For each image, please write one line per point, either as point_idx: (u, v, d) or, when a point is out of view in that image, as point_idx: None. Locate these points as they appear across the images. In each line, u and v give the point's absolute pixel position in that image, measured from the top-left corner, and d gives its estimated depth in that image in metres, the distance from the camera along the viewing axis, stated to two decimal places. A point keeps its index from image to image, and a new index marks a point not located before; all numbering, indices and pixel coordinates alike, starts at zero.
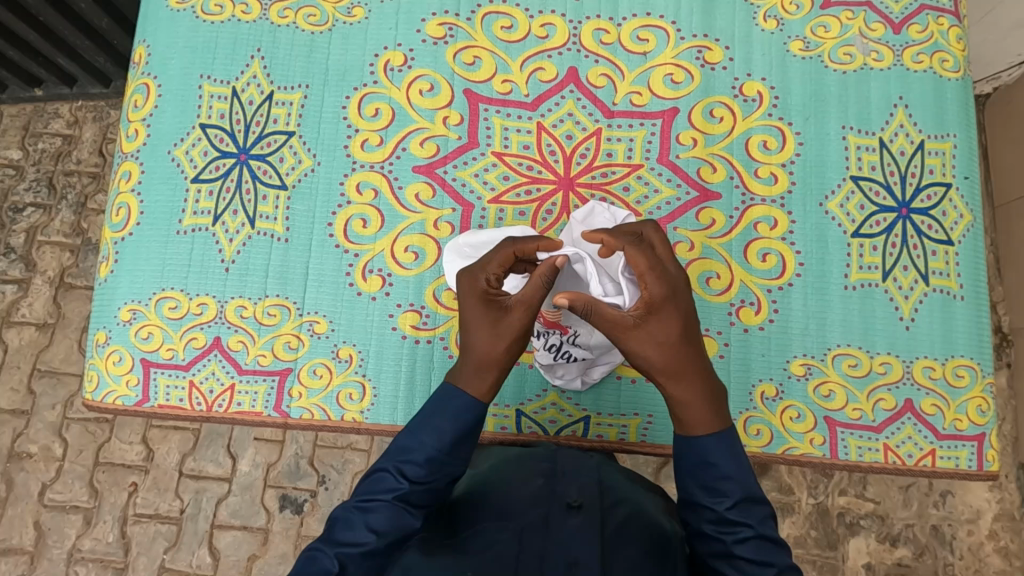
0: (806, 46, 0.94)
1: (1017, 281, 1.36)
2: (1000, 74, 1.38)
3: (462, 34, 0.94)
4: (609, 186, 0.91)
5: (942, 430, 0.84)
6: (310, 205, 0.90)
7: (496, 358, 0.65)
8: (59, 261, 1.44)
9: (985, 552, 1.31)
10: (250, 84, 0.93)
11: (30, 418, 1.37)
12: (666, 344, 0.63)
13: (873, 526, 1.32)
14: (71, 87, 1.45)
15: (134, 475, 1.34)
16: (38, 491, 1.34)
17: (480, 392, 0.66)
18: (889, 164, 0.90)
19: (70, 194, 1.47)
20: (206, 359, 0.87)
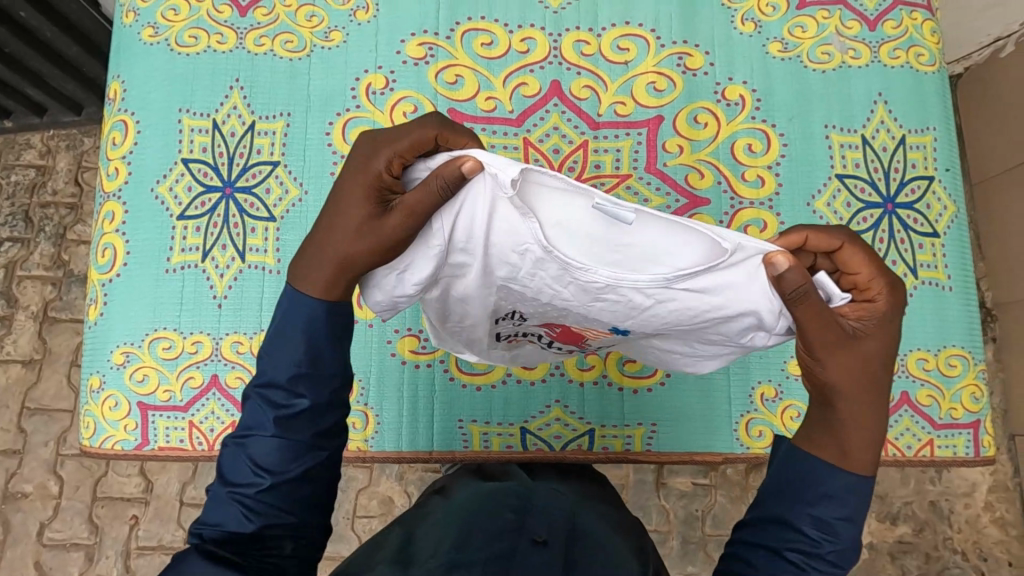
0: (784, 47, 0.94)
1: (999, 256, 1.39)
2: (972, 54, 1.39)
3: (443, 52, 0.93)
4: None
5: (938, 419, 0.85)
6: (300, 235, 0.89)
7: (354, 258, 0.52)
8: (42, 294, 1.41)
9: (982, 523, 1.34)
10: (231, 115, 0.91)
11: (23, 457, 1.35)
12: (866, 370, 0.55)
13: (874, 505, 1.34)
14: (41, 116, 1.41)
15: (135, 508, 1.32)
16: (37, 530, 1.32)
17: (319, 288, 0.53)
18: (873, 161, 0.91)
19: (49, 226, 1.44)
20: (204, 398, 0.85)
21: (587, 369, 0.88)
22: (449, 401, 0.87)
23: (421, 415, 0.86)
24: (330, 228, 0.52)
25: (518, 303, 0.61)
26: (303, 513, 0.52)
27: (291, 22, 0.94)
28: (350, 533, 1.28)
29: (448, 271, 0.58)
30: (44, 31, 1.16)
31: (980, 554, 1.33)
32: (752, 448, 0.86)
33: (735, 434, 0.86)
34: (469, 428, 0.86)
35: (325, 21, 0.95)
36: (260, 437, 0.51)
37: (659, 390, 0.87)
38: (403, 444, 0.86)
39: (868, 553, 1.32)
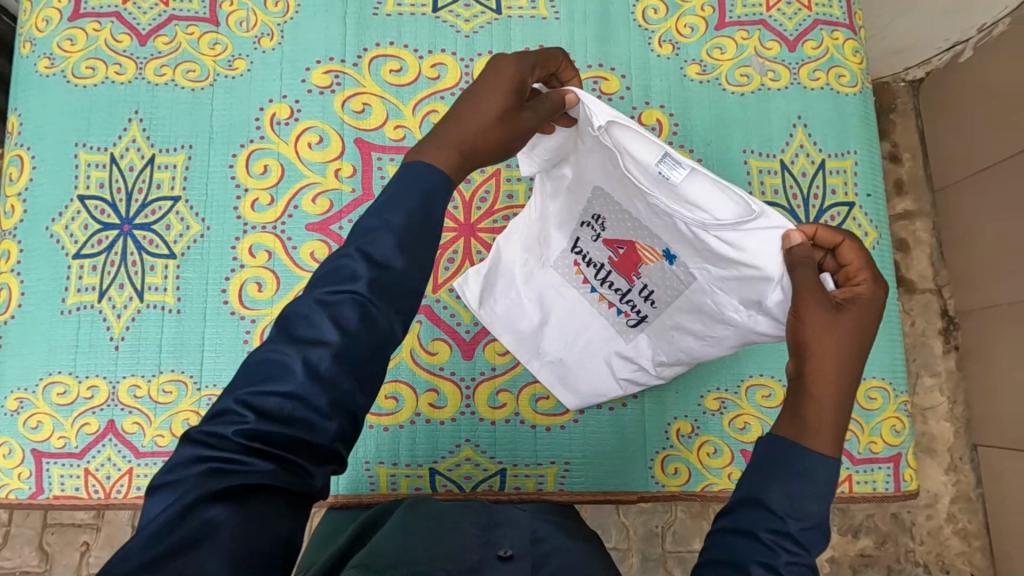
0: (702, 69, 0.92)
1: (961, 265, 1.36)
2: (931, 59, 1.36)
3: (350, 80, 0.90)
4: None
5: (857, 455, 0.83)
6: (201, 272, 0.87)
7: (475, 143, 0.54)
8: None
9: (944, 535, 1.32)
10: (129, 149, 0.88)
11: None
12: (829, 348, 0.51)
13: (835, 519, 1.32)
14: None
15: (86, 534, 1.30)
16: None
17: (448, 166, 0.52)
18: (792, 187, 0.88)
19: None
20: (100, 444, 0.83)
21: (499, 408, 0.85)
22: (355, 444, 0.84)
23: None
24: (458, 119, 0.54)
25: (607, 205, 0.69)
26: (287, 481, 0.42)
27: (193, 50, 0.91)
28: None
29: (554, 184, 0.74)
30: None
31: (943, 566, 1.31)
32: (668, 486, 0.84)
33: (650, 472, 0.84)
34: (375, 471, 0.84)
35: (229, 48, 0.91)
36: (275, 381, 0.43)
37: (572, 428, 0.85)
38: None
39: (830, 567, 1.30)
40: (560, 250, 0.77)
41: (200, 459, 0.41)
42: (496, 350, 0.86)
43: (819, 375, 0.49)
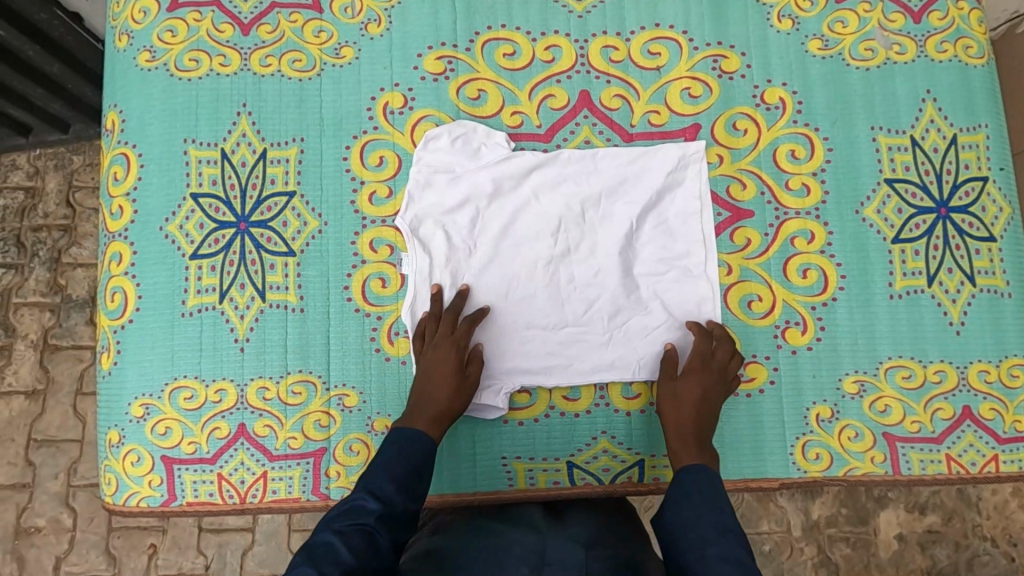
0: (824, 45, 0.89)
1: None
2: None
3: (463, 66, 0.87)
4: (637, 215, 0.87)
5: (1003, 434, 0.81)
6: (322, 269, 0.84)
7: (444, 409, 0.76)
8: (40, 322, 1.32)
9: (1011, 509, 1.30)
10: (240, 144, 0.85)
11: (33, 491, 1.28)
12: (693, 402, 0.77)
13: (901, 496, 1.31)
14: (65, 132, 1.31)
15: (153, 537, 1.28)
16: (53, 565, 1.26)
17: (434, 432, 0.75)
18: (924, 163, 0.86)
19: (42, 250, 1.34)
20: (232, 448, 0.80)
21: (634, 398, 0.84)
22: (491, 439, 0.83)
23: (463, 459, 0.82)
24: (426, 397, 0.77)
25: (573, 228, 0.86)
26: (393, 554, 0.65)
27: (297, 39, 0.88)
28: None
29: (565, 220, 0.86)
30: (25, 49, 1.05)
31: (1010, 540, 1.30)
32: (809, 472, 0.83)
33: (791, 458, 0.83)
34: (513, 466, 0.82)
35: (334, 36, 0.88)
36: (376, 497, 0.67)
37: None
38: (445, 486, 0.82)
39: (897, 544, 1.29)
40: (598, 222, 0.87)
41: (330, 538, 0.62)
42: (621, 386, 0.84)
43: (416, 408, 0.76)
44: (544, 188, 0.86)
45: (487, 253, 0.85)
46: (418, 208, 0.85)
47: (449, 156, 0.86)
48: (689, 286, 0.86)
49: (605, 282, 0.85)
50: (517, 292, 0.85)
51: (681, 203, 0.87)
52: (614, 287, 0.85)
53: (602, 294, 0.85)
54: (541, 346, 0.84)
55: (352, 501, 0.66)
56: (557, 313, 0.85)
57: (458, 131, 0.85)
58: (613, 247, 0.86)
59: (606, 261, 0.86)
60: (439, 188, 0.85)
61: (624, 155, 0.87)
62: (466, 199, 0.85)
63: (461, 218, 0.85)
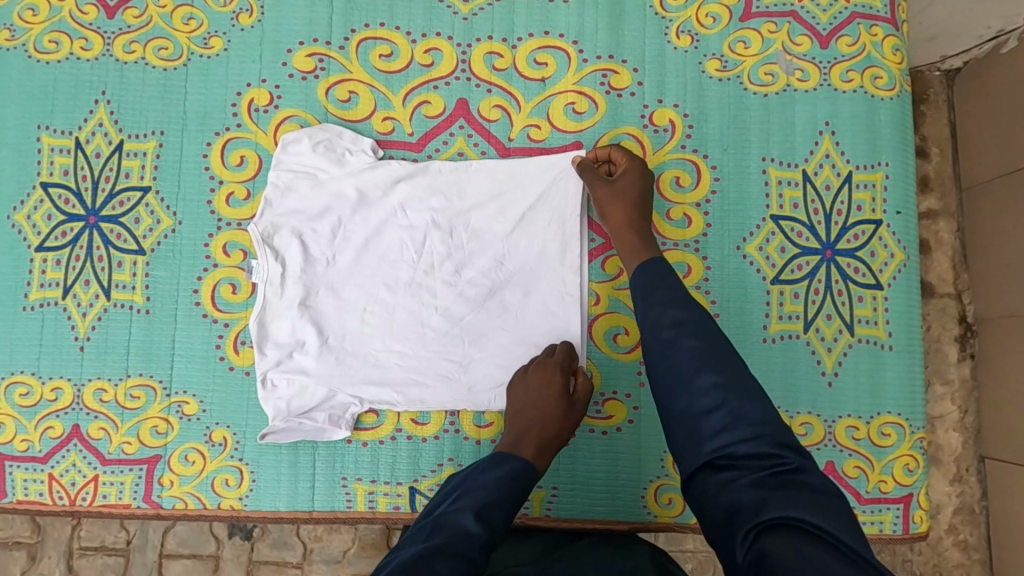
0: (723, 65, 0.83)
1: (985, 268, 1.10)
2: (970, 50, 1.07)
3: (335, 65, 0.83)
4: (506, 232, 0.81)
5: (865, 494, 0.77)
6: (172, 270, 0.81)
7: (553, 439, 0.74)
8: None
9: (944, 546, 1.11)
10: (95, 134, 0.82)
11: None
12: (630, 197, 0.78)
13: None
14: None
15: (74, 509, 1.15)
16: None
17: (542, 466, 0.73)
18: (814, 201, 0.80)
19: None
20: (65, 449, 0.79)
21: (484, 426, 0.80)
22: (333, 457, 0.80)
23: (301, 476, 0.79)
24: (531, 431, 0.73)
25: (440, 241, 0.81)
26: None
27: (165, 25, 0.83)
28: (294, 538, 1.13)
29: (432, 232, 0.81)
30: None
31: None
32: (660, 516, 0.79)
33: (643, 502, 0.79)
34: (353, 488, 0.79)
35: (204, 24, 0.83)
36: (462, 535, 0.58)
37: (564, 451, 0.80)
38: (281, 503, 0.79)
39: None
40: (468, 238, 0.82)
41: None
42: (474, 417, 0.80)
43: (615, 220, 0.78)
44: (411, 202, 0.82)
45: (346, 266, 0.81)
46: (274, 214, 0.80)
47: (308, 161, 0.81)
48: (555, 314, 0.81)
49: (468, 305, 0.81)
50: (373, 309, 0.81)
51: (556, 227, 0.82)
52: (475, 311, 0.81)
53: (462, 318, 0.81)
54: (393, 367, 0.80)
55: (455, 521, 0.60)
56: (413, 334, 0.81)
57: (320, 136, 0.81)
58: (480, 268, 0.81)
59: (470, 282, 0.81)
60: (300, 195, 0.81)
61: (500, 171, 0.82)
62: (328, 208, 0.81)
63: (322, 227, 0.81)
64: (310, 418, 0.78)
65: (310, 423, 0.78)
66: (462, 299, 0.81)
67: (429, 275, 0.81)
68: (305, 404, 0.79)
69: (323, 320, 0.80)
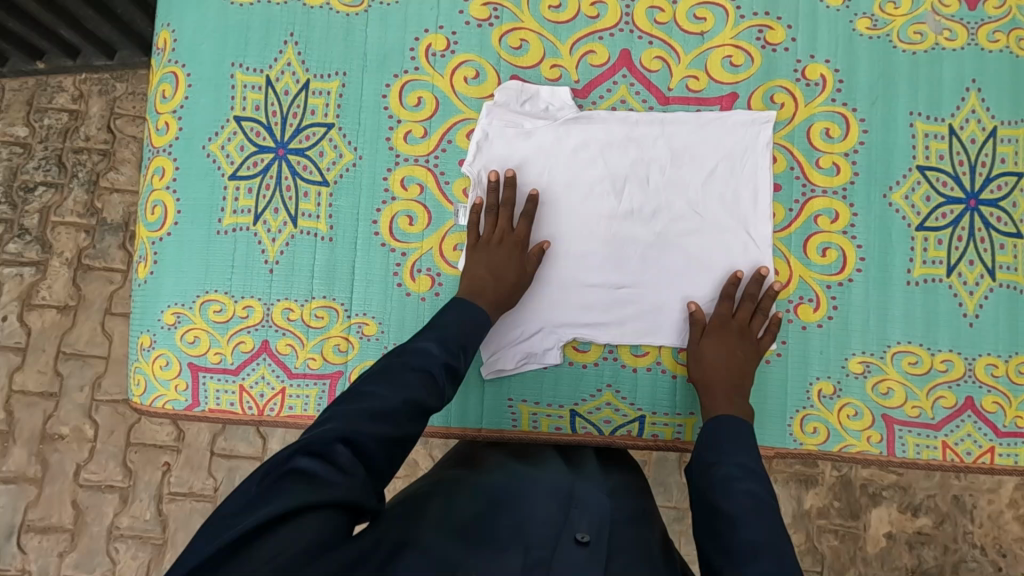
0: (873, 24, 0.88)
1: None
2: None
3: (508, 15, 0.88)
4: (695, 182, 0.87)
5: (1002, 427, 0.83)
6: (353, 200, 0.87)
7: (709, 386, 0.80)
8: (75, 242, 1.38)
9: (1005, 520, 1.24)
10: (284, 73, 0.88)
11: (59, 400, 1.34)
12: (735, 359, 0.81)
13: (896, 496, 1.25)
14: (74, 58, 1.37)
15: (167, 455, 1.33)
16: (73, 471, 1.33)
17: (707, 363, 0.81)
18: (958, 153, 0.85)
19: (81, 171, 1.39)
20: (255, 362, 0.85)
21: (641, 356, 0.87)
22: (501, 380, 0.87)
23: (472, 393, 0.87)
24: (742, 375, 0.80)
25: (637, 188, 0.87)
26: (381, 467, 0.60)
27: None
28: None
29: (629, 183, 0.87)
30: None
31: (1000, 549, 1.24)
32: (805, 444, 0.84)
33: (789, 430, 0.85)
34: (518, 408, 0.86)
35: None
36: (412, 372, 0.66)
37: None
38: (452, 419, 0.86)
39: (886, 542, 1.24)
40: (664, 186, 0.87)
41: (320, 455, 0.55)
42: (633, 350, 0.87)
43: (721, 357, 0.81)
44: (611, 150, 0.87)
45: (548, 210, 0.87)
46: (485, 159, 0.86)
47: (518, 117, 0.87)
48: (743, 257, 0.86)
49: (663, 247, 0.86)
50: (573, 253, 0.86)
51: (749, 177, 0.87)
52: (671, 255, 0.86)
53: (656, 260, 0.86)
54: (587, 304, 0.86)
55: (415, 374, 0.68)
56: (610, 271, 0.86)
57: (523, 96, 0.87)
58: (674, 214, 0.87)
59: (666, 228, 0.86)
60: (507, 141, 0.87)
61: (693, 123, 0.87)
62: (533, 158, 0.87)
63: (526, 174, 0.87)
64: (521, 348, 0.85)
65: (517, 353, 0.85)
66: (656, 245, 0.86)
67: (627, 220, 0.87)
68: (513, 336, 0.85)
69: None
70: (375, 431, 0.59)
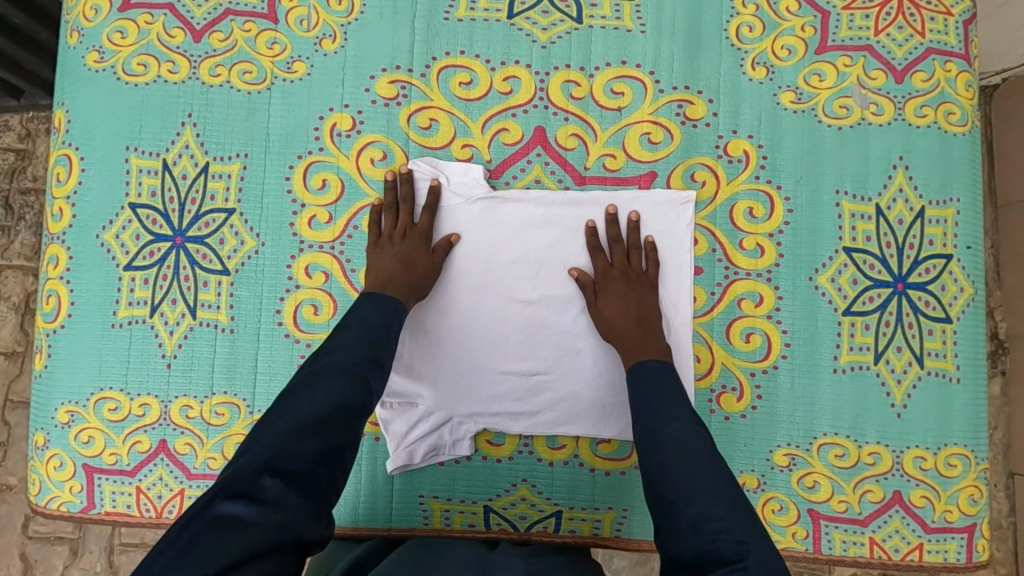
0: (798, 97, 0.84)
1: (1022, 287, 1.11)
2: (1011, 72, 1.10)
3: (417, 92, 0.84)
4: None
5: (931, 522, 0.79)
6: (255, 290, 0.83)
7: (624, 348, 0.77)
8: (24, 285, 1.23)
9: None
10: (182, 156, 0.84)
11: (7, 449, 1.21)
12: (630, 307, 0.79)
13: None
14: (18, 99, 1.18)
15: None
16: (21, 522, 1.21)
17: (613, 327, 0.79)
18: (886, 234, 0.82)
19: (30, 214, 1.24)
20: (152, 463, 0.81)
21: (558, 449, 0.83)
22: (411, 476, 0.83)
23: (381, 491, 0.83)
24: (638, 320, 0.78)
25: (551, 274, 0.83)
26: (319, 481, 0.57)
27: (250, 49, 0.85)
28: None
29: (543, 268, 0.83)
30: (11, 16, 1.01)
31: None
32: None
33: None
34: (430, 505, 0.83)
35: (287, 49, 0.85)
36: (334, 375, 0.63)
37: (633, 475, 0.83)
38: (360, 518, 0.82)
39: None
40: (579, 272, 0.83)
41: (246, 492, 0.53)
42: (548, 442, 0.83)
43: (615, 309, 0.79)
44: (526, 233, 0.83)
45: (459, 297, 0.83)
46: None
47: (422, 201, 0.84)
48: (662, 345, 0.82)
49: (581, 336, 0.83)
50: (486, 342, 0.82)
51: (668, 262, 0.83)
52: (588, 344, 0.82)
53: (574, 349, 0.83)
54: (501, 395, 0.82)
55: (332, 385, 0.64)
56: (525, 358, 0.83)
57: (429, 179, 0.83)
58: None
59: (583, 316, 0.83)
60: None
61: (608, 204, 0.84)
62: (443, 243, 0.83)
63: None
64: (431, 443, 0.81)
65: (427, 448, 0.81)
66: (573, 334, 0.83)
67: (541, 307, 0.83)
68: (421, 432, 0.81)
69: (434, 347, 0.82)
70: (302, 450, 0.56)
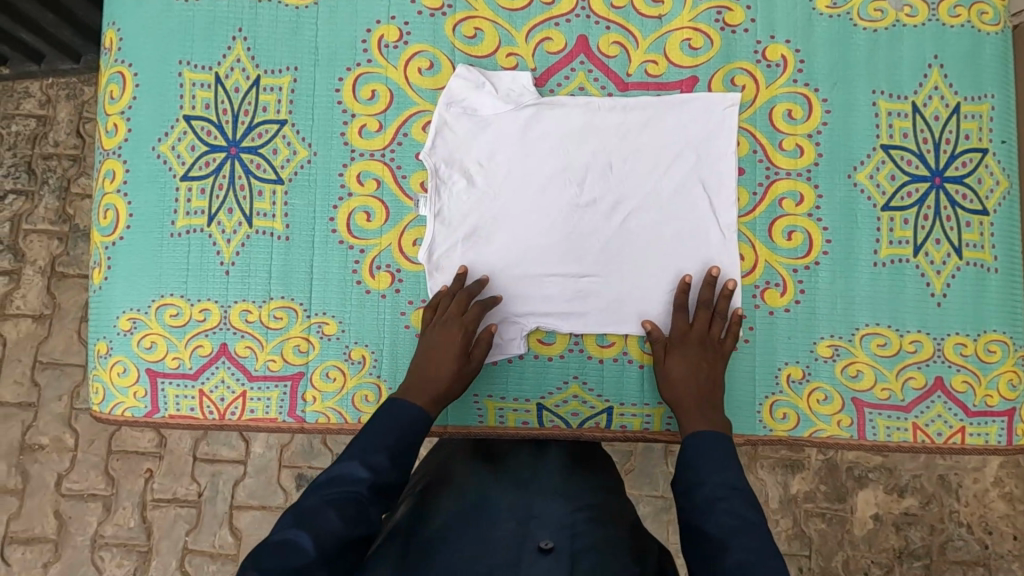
0: (834, 2, 0.86)
1: None
2: None
3: (462, 3, 0.86)
4: (657, 168, 0.85)
5: (972, 406, 0.82)
6: (309, 200, 0.85)
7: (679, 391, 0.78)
8: (49, 249, 1.27)
9: (990, 498, 1.21)
10: (234, 69, 0.86)
11: (37, 411, 1.25)
12: (700, 366, 0.79)
13: (882, 478, 1.21)
14: (39, 63, 1.25)
15: (149, 462, 1.24)
16: (54, 481, 1.24)
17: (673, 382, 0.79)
18: (923, 130, 0.84)
19: (52, 178, 1.28)
20: (214, 366, 0.83)
21: (607, 346, 0.85)
22: None
23: None
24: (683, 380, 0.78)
25: (598, 177, 0.85)
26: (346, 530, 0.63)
27: None
28: None
29: (591, 169, 0.85)
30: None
31: (986, 527, 1.21)
32: (774, 430, 0.84)
33: (759, 417, 0.84)
34: (484, 404, 0.85)
35: None
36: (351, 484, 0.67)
37: None
38: None
39: (873, 524, 1.20)
40: (627, 172, 0.85)
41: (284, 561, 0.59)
42: (598, 340, 0.85)
43: (680, 370, 0.79)
44: (573, 135, 0.85)
45: (508, 200, 0.85)
46: (441, 151, 0.85)
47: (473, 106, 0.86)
48: (708, 242, 0.84)
49: (626, 237, 0.85)
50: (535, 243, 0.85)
51: (713, 162, 0.85)
52: (636, 243, 0.85)
53: (620, 250, 0.85)
54: (549, 297, 0.84)
55: (342, 468, 0.68)
56: (572, 261, 0.85)
57: (477, 84, 0.85)
58: (637, 201, 0.85)
59: (630, 215, 0.85)
60: (464, 132, 0.85)
61: (652, 109, 0.86)
62: (492, 147, 0.86)
63: (486, 164, 0.85)
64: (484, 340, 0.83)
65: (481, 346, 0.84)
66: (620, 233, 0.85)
67: (590, 208, 0.85)
68: None
69: (484, 251, 0.84)
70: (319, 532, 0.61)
